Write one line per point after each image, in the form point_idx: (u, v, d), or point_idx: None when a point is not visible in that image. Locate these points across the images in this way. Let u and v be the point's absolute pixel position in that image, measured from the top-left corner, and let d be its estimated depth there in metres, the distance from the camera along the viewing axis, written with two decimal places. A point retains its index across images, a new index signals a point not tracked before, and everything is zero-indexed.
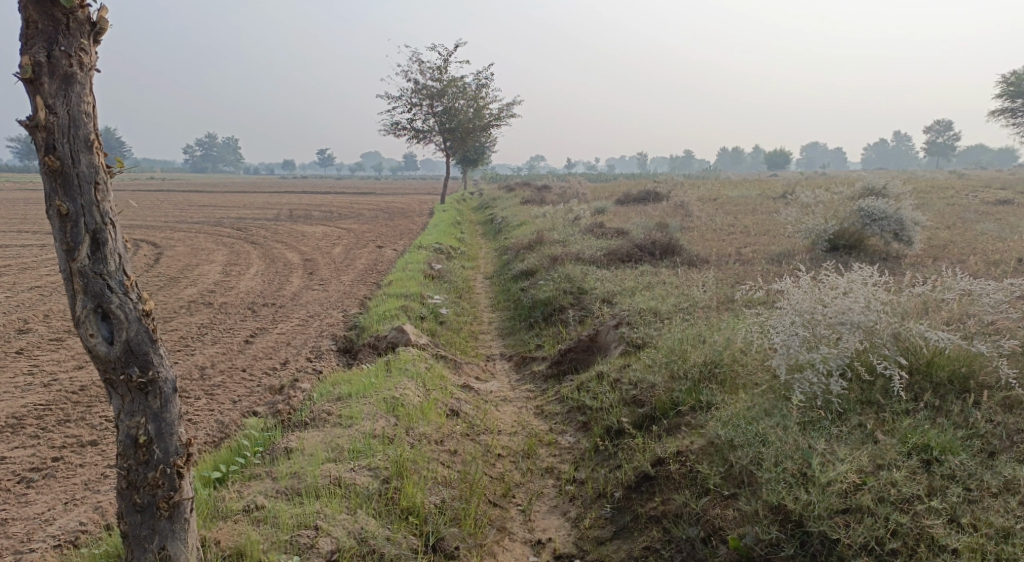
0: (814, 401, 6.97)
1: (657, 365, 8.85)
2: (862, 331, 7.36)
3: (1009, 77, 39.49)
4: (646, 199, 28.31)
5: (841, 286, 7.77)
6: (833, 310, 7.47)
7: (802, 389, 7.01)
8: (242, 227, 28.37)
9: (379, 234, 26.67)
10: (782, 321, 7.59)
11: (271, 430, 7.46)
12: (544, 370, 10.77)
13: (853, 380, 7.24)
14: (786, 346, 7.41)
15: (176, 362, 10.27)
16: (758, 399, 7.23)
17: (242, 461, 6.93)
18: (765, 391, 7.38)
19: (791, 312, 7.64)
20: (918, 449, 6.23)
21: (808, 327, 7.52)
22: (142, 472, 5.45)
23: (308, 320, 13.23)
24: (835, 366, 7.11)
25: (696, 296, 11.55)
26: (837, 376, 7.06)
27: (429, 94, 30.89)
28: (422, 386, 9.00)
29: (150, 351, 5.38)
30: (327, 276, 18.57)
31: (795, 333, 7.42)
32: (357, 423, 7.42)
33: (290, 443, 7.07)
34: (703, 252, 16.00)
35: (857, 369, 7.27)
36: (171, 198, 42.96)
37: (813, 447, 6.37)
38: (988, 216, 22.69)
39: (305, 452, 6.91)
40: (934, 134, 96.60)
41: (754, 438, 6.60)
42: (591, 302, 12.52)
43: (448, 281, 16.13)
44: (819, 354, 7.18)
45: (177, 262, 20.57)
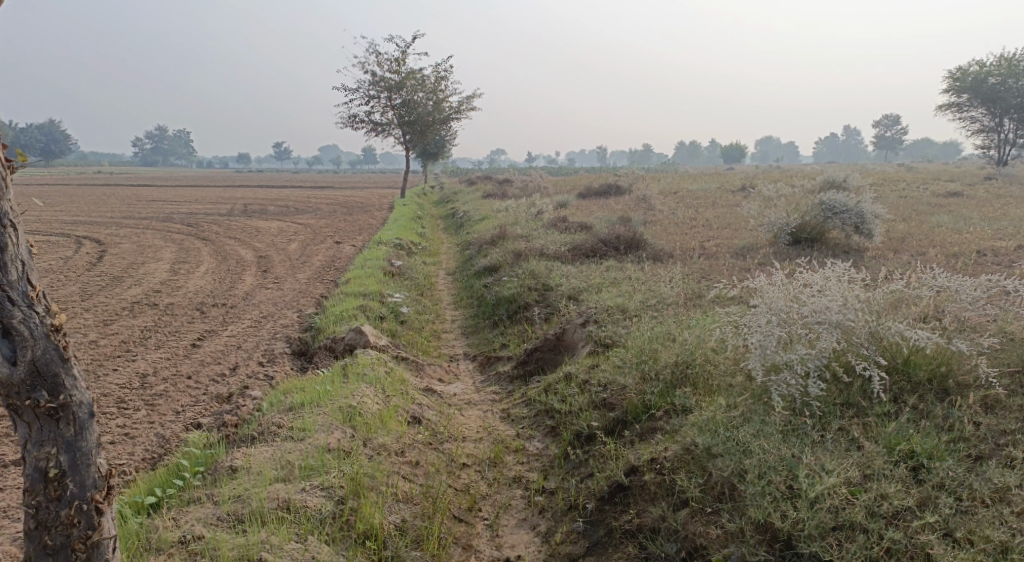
0: (794, 406, 6.67)
1: (627, 366, 8.49)
2: (839, 331, 7.00)
3: (956, 72, 39.86)
4: (607, 193, 28.06)
5: (816, 282, 7.41)
6: (809, 309, 7.12)
7: (779, 392, 6.72)
8: (194, 223, 27.54)
9: (337, 229, 26.06)
10: (756, 320, 7.23)
11: (213, 447, 6.91)
12: (509, 371, 10.38)
13: (830, 382, 6.87)
14: (763, 346, 7.05)
15: (117, 371, 9.71)
16: (735, 404, 6.89)
17: (180, 483, 6.39)
18: (740, 394, 7.04)
19: (766, 310, 7.27)
20: (907, 457, 5.99)
21: (784, 326, 7.16)
22: (54, 510, 5.01)
23: (260, 322, 12.71)
24: (814, 368, 6.76)
25: (664, 293, 11.23)
26: (816, 377, 6.72)
27: (387, 86, 30.26)
28: (381, 392, 8.57)
29: (61, 372, 4.91)
30: (282, 274, 17.96)
31: (771, 332, 7.04)
32: (311, 436, 6.92)
33: (234, 461, 6.56)
34: (667, 246, 15.73)
35: (834, 370, 6.92)
36: (120, 194, 41.80)
37: (800, 457, 6.09)
38: (943, 208, 22.79)
39: (251, 471, 6.42)
40: (885, 128, 98.01)
41: (735, 448, 6.29)
42: (557, 298, 12.15)
43: (409, 278, 15.65)
44: (796, 355, 6.84)
45: (124, 260, 19.81)
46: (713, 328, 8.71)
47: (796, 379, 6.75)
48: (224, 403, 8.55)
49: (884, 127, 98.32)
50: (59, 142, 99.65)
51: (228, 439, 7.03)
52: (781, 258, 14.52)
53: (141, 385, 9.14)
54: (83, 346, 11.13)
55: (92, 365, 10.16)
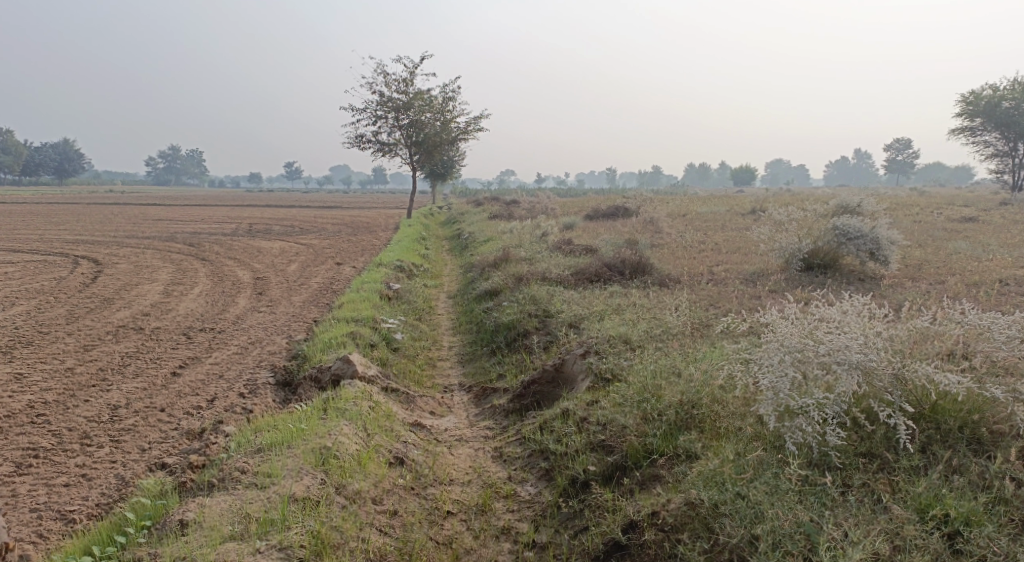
0: (810, 457, 6.10)
1: (629, 405, 7.86)
2: (860, 372, 6.34)
3: (969, 96, 39.30)
4: (615, 215, 27.51)
5: (835, 316, 6.76)
6: (826, 347, 6.46)
7: (794, 441, 6.17)
8: (195, 243, 27.06)
9: (339, 250, 25.53)
10: (768, 359, 6.63)
11: (165, 496, 6.71)
12: (504, 405, 9.71)
13: (850, 428, 6.29)
14: (776, 388, 6.45)
15: (86, 402, 9.20)
16: (748, 454, 6.30)
17: (122, 540, 6.24)
18: (750, 439, 6.48)
19: (778, 348, 6.65)
20: (940, 523, 5.53)
21: (799, 366, 6.53)
22: None
23: (247, 348, 12.10)
24: (833, 414, 6.18)
25: (670, 322, 10.60)
26: (836, 424, 6.16)
27: (394, 107, 29.85)
28: (362, 430, 7.97)
29: None
30: (277, 297, 17.38)
31: (784, 373, 6.44)
32: (277, 484, 6.69)
33: (186, 513, 6.37)
34: (674, 271, 15.11)
35: (855, 416, 6.32)
36: (124, 211, 41.28)
37: (823, 525, 5.60)
38: (960, 234, 22.10)
39: (204, 526, 6.25)
40: (895, 152, 97.33)
41: (749, 511, 5.81)
42: (557, 326, 11.52)
43: (406, 302, 15.08)
44: (812, 400, 6.25)
45: (119, 281, 19.31)
46: (721, 364, 8.09)
47: (811, 426, 6.17)
48: (196, 440, 7.86)
49: (895, 151, 97.62)
50: (69, 159, 99.63)
51: (184, 487, 6.80)
52: (793, 285, 13.87)
53: (110, 420, 8.62)
54: (57, 373, 10.52)
55: (63, 395, 9.52)
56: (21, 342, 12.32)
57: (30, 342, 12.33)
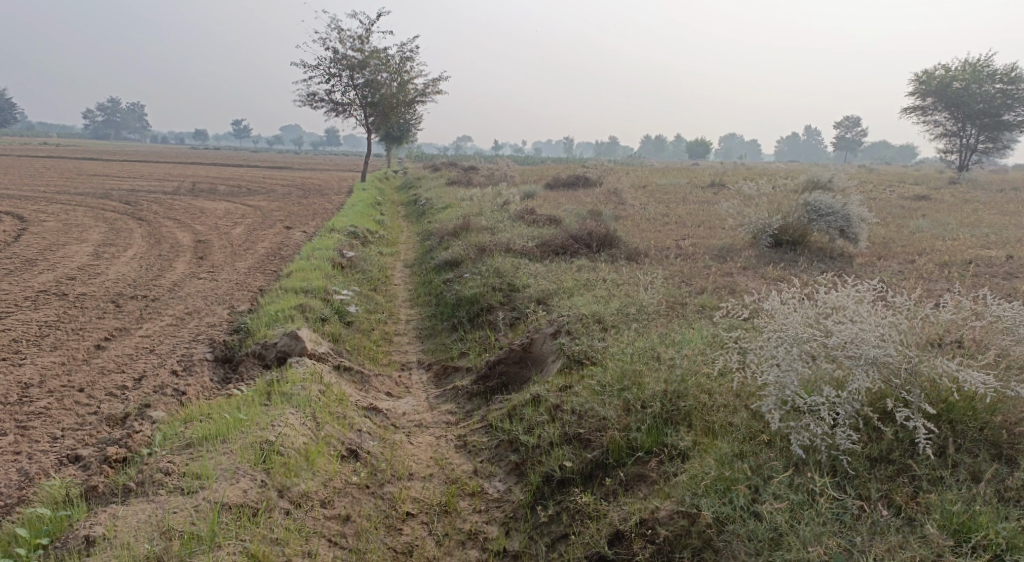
0: (824, 464, 5.73)
1: (609, 394, 7.11)
2: (874, 367, 5.96)
3: (920, 75, 38.83)
4: (575, 185, 26.73)
5: (844, 305, 6.34)
6: (838, 340, 6.10)
7: (802, 445, 5.79)
8: (133, 202, 25.60)
9: (288, 213, 24.38)
10: (773, 349, 6.23)
11: (70, 504, 5.97)
12: (467, 387, 8.90)
13: (862, 429, 5.91)
14: (782, 383, 6.06)
15: None
16: (755, 459, 5.91)
17: None
18: (753, 439, 6.09)
19: (782, 340, 6.29)
20: (979, 547, 5.15)
21: (808, 359, 6.15)
22: None
23: (183, 319, 11.20)
24: (846, 414, 5.81)
25: (642, 299, 9.83)
26: (849, 426, 5.79)
27: (349, 65, 28.49)
28: (310, 417, 7.14)
29: None
30: (219, 262, 16.28)
31: (791, 367, 6.05)
32: (208, 489, 5.98)
33: (95, 530, 5.62)
34: (640, 244, 14.35)
35: (867, 415, 5.94)
36: (59, 166, 39.13)
37: (852, 551, 5.24)
38: (918, 212, 21.67)
39: (115, 544, 5.52)
40: (844, 130, 97.81)
41: (765, 534, 5.44)
42: (523, 302, 10.73)
43: (360, 271, 14.14)
44: (824, 399, 5.87)
45: (45, 241, 17.96)
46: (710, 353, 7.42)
47: (819, 426, 5.82)
48: (117, 427, 7.38)
49: (845, 129, 97.96)
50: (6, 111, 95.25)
51: (94, 492, 6.03)
52: (764, 261, 13.20)
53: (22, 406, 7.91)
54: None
55: None
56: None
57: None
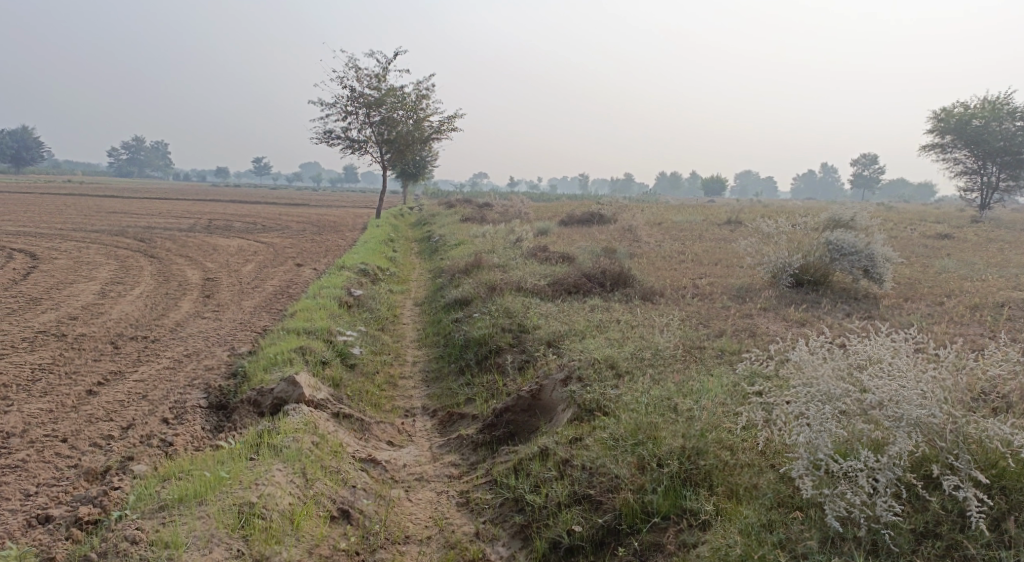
0: (863, 539, 5.55)
1: (621, 451, 6.66)
2: (917, 430, 5.79)
3: (940, 112, 38.37)
4: (589, 222, 26.31)
5: (882, 358, 6.17)
6: (876, 398, 5.93)
7: (837, 515, 5.62)
8: (146, 239, 25.44)
9: (300, 250, 24.07)
10: (802, 406, 6.04)
11: None
12: (472, 436, 8.33)
13: (907, 499, 5.72)
14: (813, 445, 5.88)
15: None
16: (784, 530, 5.71)
17: None
18: (785, 504, 5.90)
19: (810, 395, 6.09)
20: None
21: (842, 418, 5.98)
22: None
23: (181, 362, 10.76)
24: (887, 482, 5.62)
25: (658, 342, 9.30)
26: (890, 496, 5.61)
27: (365, 103, 28.34)
28: (299, 475, 6.66)
29: None
30: (226, 301, 15.88)
31: (823, 428, 5.86)
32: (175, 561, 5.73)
33: None
34: (656, 283, 13.82)
35: (910, 482, 5.76)
36: (78, 203, 39.08)
37: None
38: (943, 251, 21.04)
39: None
40: (861, 167, 97.21)
41: None
42: (534, 344, 10.21)
43: (368, 309, 13.68)
44: (862, 465, 5.68)
45: (54, 279, 17.70)
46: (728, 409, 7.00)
47: (857, 495, 5.65)
48: (95, 482, 6.90)
49: (863, 165, 97.39)
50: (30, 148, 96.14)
51: None
52: (786, 301, 12.62)
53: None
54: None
55: None
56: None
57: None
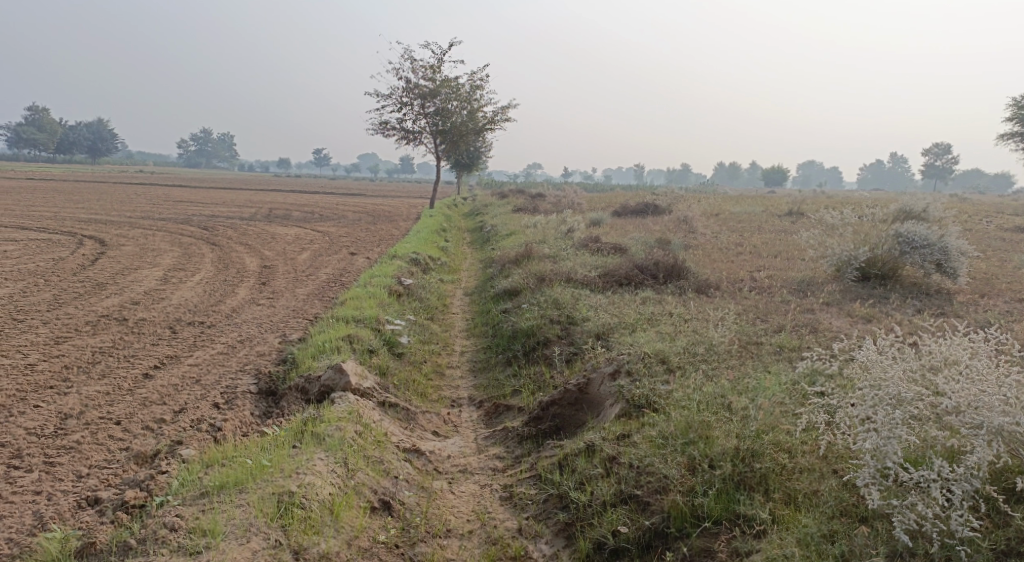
0: (936, 553, 5.32)
1: (671, 450, 6.50)
2: (998, 439, 5.58)
3: (1019, 99, 36.83)
4: (646, 212, 25.93)
5: (958, 361, 5.97)
6: (953, 404, 5.72)
7: (908, 528, 5.40)
8: (207, 226, 25.88)
9: (356, 239, 24.21)
10: (870, 410, 5.83)
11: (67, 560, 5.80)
12: (518, 429, 8.18)
13: (984, 514, 5.50)
14: (882, 452, 5.68)
15: (33, 411, 8.33)
16: (848, 543, 5.51)
17: None
18: (849, 516, 5.71)
19: (878, 398, 5.88)
20: None
21: (913, 425, 5.77)
22: None
23: (234, 348, 10.81)
24: (963, 495, 5.40)
25: (712, 336, 9.02)
26: (966, 510, 5.38)
27: (421, 94, 28.33)
28: (341, 464, 6.59)
29: None
30: (280, 289, 16.00)
31: (893, 435, 5.66)
32: (212, 549, 5.71)
33: None
34: (711, 276, 13.47)
35: (988, 496, 5.54)
36: (147, 191, 40.05)
37: None
38: (1019, 245, 20.15)
39: None
40: (930, 158, 94.28)
41: None
42: (582, 337, 10.02)
43: (418, 298, 13.61)
44: (936, 476, 5.46)
45: (117, 264, 18.07)
46: (783, 411, 6.80)
47: (929, 507, 5.43)
48: (145, 465, 6.90)
49: (931, 156, 94.42)
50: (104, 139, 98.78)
51: (91, 549, 5.85)
52: (849, 296, 12.19)
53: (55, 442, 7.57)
54: (15, 373, 9.58)
55: (16, 398, 8.68)
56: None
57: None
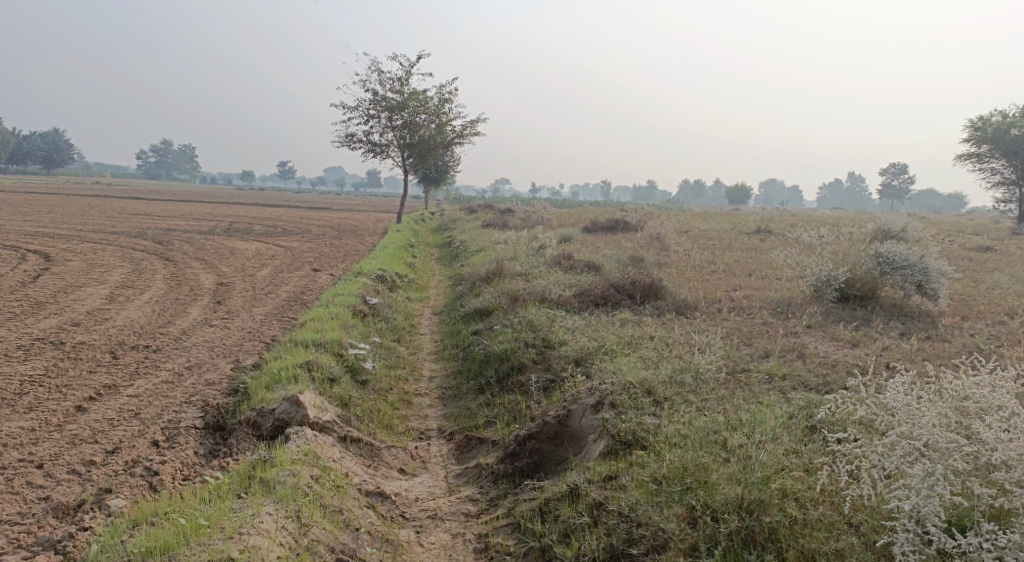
0: None
1: (666, 499, 6.00)
2: None
3: (976, 121, 37.02)
4: (615, 229, 25.38)
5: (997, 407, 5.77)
6: (999, 457, 5.49)
7: None
8: (164, 241, 24.82)
9: (319, 254, 23.33)
10: (901, 463, 5.66)
11: None
12: (492, 466, 7.31)
13: None
14: (920, 512, 5.46)
15: None
16: None
17: None
18: None
19: (910, 450, 5.71)
20: None
21: (952, 482, 5.55)
22: None
23: (181, 376, 9.94)
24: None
25: (698, 362, 8.10)
26: None
27: (387, 107, 27.57)
28: (290, 521, 6.04)
29: None
30: (236, 308, 15.10)
31: (933, 494, 5.44)
32: None
33: None
34: (690, 294, 12.79)
35: None
36: (103, 204, 38.69)
37: None
38: (990, 265, 19.85)
39: None
40: (890, 176, 95.38)
41: None
42: (559, 363, 9.27)
43: (384, 318, 12.79)
44: (984, 541, 5.23)
45: (63, 282, 17.04)
46: (789, 453, 6.36)
47: None
48: (66, 519, 6.51)
49: (891, 175, 95.56)
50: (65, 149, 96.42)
51: None
52: (832, 316, 11.31)
53: None
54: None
55: None
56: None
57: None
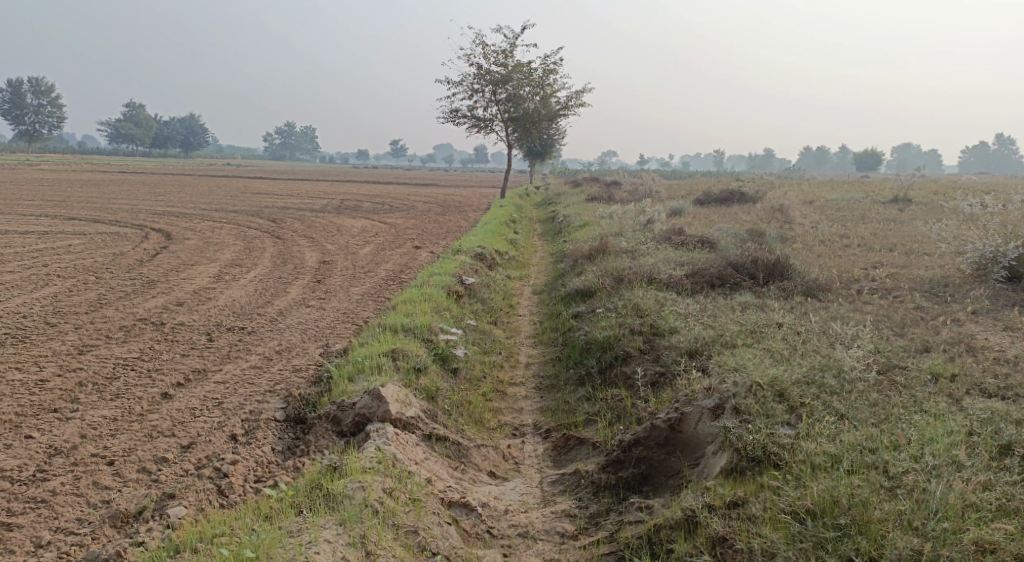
0: None
1: (813, 545, 5.16)
2: None
3: None
4: (732, 201, 23.74)
5: None
6: None
7: None
8: (277, 219, 24.87)
9: (423, 231, 22.81)
10: None
11: None
12: (593, 475, 6.37)
13: None
14: None
15: (21, 437, 7.14)
16: None
17: None
18: None
19: None
20: None
21: None
22: None
23: (270, 361, 9.34)
24: None
25: (842, 358, 6.84)
26: None
27: (492, 80, 26.73)
28: (353, 549, 5.40)
29: None
30: (336, 287, 14.61)
31: None
32: None
33: None
34: (821, 272, 11.36)
35: None
36: (227, 184, 39.60)
37: None
38: None
39: None
40: None
41: None
42: (670, 355, 8.18)
43: (482, 299, 11.98)
44: None
45: (175, 260, 17.03)
46: (975, 483, 5.30)
47: None
48: (123, 530, 6.16)
49: None
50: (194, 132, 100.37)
51: None
52: (998, 300, 9.74)
53: (28, 498, 6.41)
54: (20, 393, 8.30)
55: (17, 421, 7.61)
56: (9, 340, 9.94)
57: (22, 339, 9.97)
